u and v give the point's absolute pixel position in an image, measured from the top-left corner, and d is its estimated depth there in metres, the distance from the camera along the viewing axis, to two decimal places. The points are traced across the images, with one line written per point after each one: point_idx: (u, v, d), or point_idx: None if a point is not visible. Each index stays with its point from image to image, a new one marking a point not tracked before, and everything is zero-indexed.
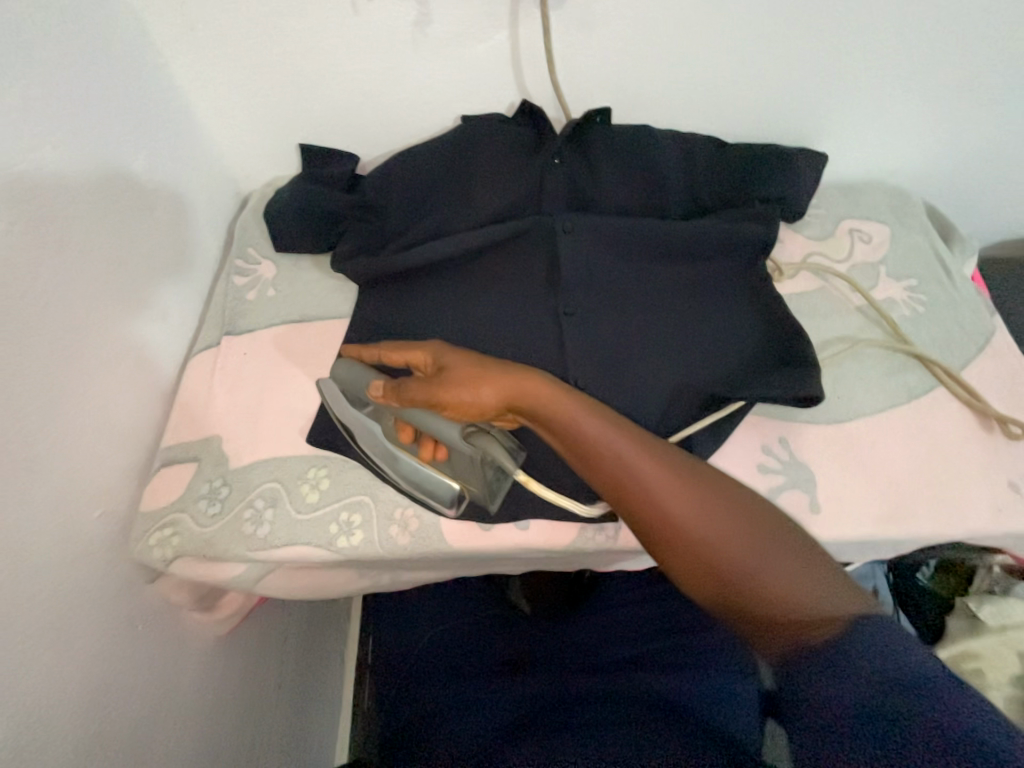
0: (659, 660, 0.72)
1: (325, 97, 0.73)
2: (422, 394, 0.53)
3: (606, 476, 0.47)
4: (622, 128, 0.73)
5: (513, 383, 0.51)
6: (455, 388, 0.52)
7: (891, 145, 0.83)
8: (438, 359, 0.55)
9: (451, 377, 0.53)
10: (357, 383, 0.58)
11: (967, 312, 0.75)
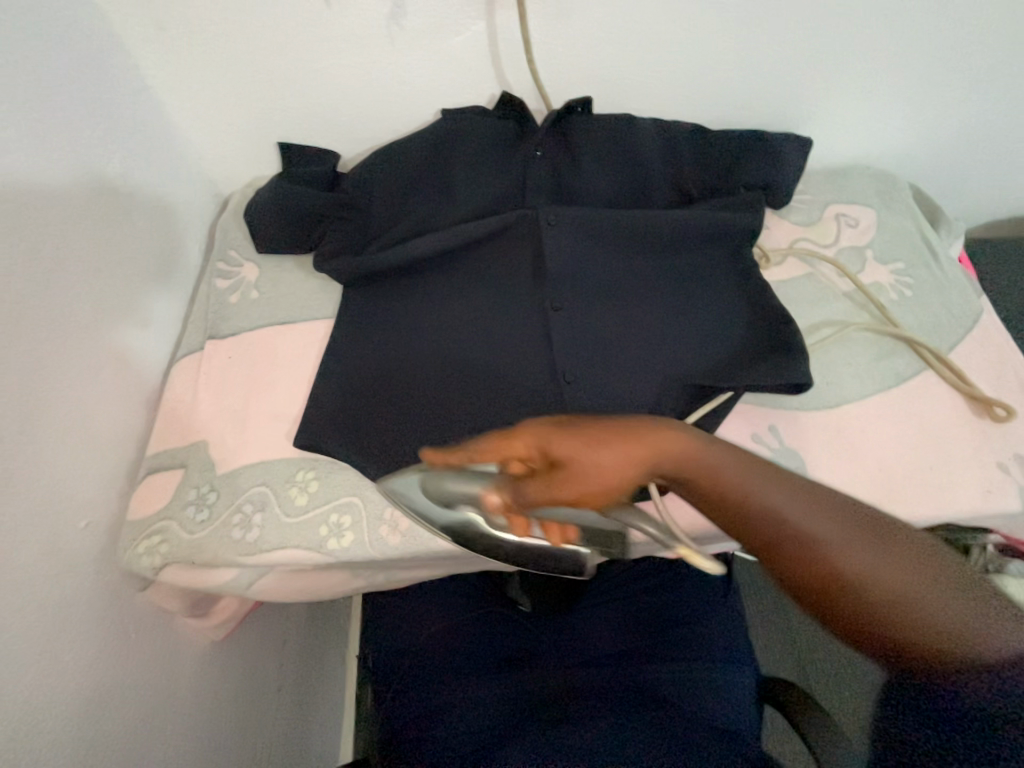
0: (656, 648, 0.73)
1: (301, 95, 0.72)
2: (543, 495, 0.43)
3: (728, 506, 0.44)
4: (604, 119, 0.72)
5: (648, 444, 0.44)
6: (587, 478, 0.43)
7: (875, 129, 0.82)
8: (551, 449, 0.44)
9: (581, 468, 0.43)
10: (453, 487, 0.46)
11: (954, 295, 0.75)
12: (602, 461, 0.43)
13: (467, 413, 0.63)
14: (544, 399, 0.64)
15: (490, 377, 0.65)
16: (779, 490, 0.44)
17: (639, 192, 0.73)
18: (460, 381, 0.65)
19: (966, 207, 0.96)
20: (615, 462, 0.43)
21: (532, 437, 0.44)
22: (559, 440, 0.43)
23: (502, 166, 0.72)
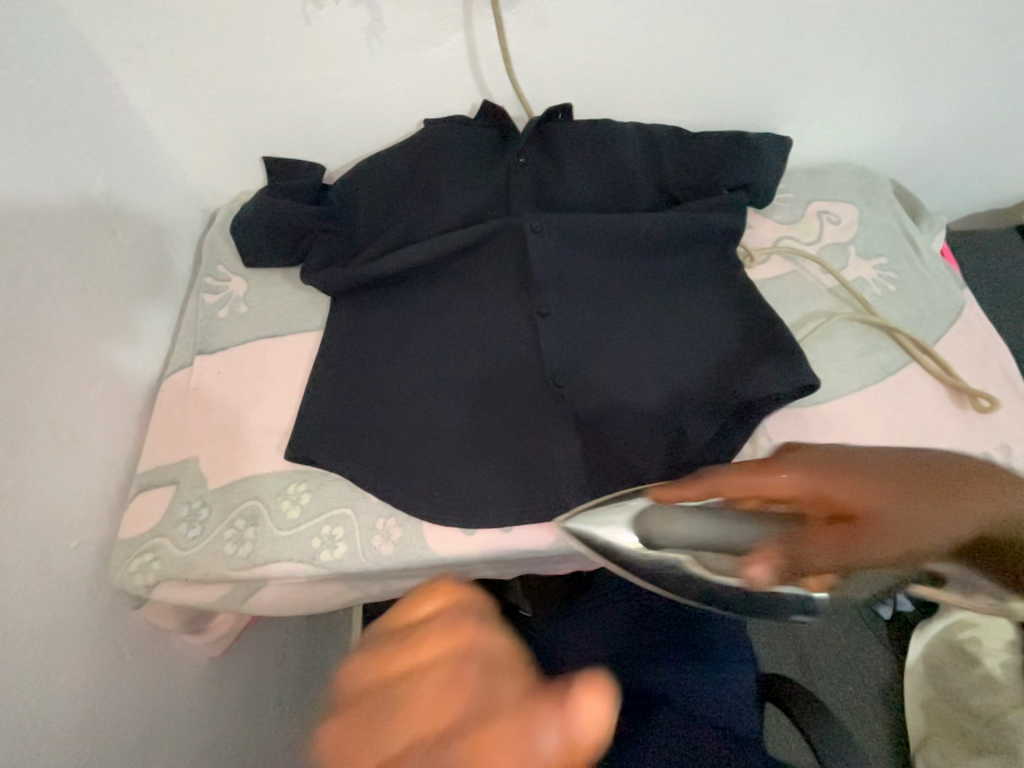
0: (658, 645, 0.72)
1: (284, 109, 0.72)
2: (831, 554, 0.38)
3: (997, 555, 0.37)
4: (586, 124, 0.73)
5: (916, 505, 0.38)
6: (887, 501, 0.38)
7: (854, 127, 0.84)
8: (835, 495, 0.39)
9: (883, 529, 0.37)
10: (675, 539, 0.40)
11: (936, 288, 0.75)
12: (900, 501, 0.38)
13: (457, 421, 0.63)
14: (534, 404, 0.64)
15: (479, 383, 0.65)
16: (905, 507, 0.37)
17: (623, 196, 0.74)
18: (450, 388, 0.65)
19: (946, 200, 0.97)
20: (894, 502, 0.38)
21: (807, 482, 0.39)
22: (838, 485, 0.39)
23: (486, 173, 0.73)
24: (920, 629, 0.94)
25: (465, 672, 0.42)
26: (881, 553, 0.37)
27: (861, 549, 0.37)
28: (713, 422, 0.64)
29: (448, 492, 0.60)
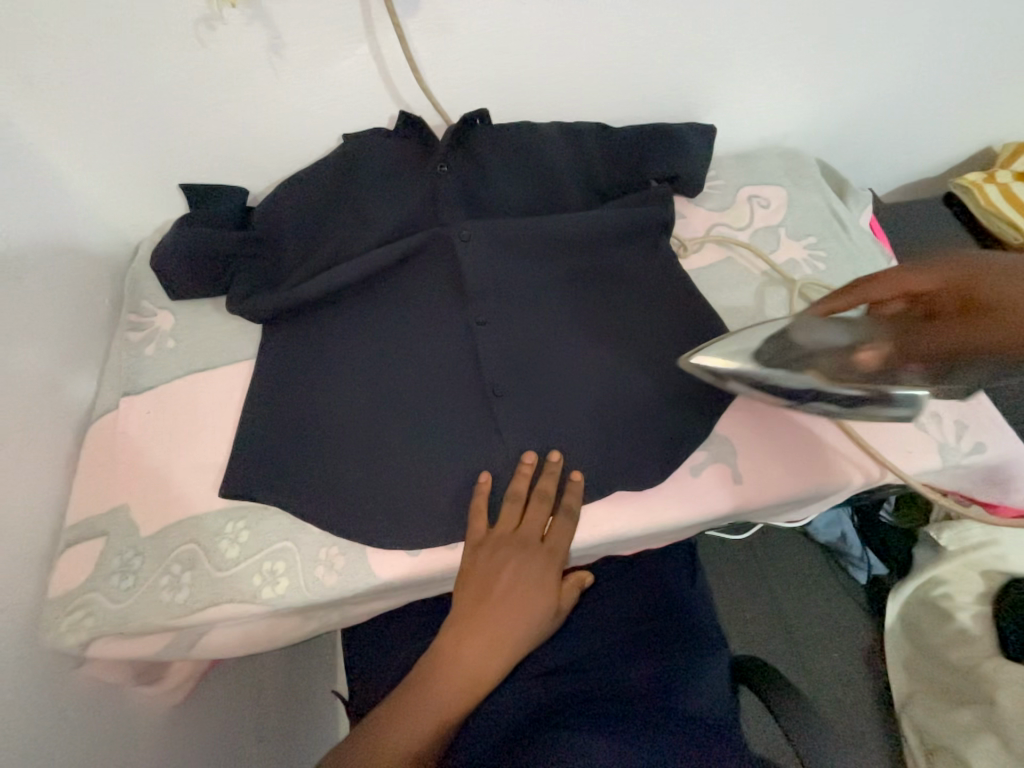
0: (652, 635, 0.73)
1: (195, 135, 0.70)
2: (937, 334, 0.47)
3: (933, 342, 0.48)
4: (506, 126, 0.72)
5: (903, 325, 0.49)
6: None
7: (773, 111, 0.85)
8: (975, 285, 0.47)
9: (1003, 306, 0.45)
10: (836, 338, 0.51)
11: (865, 263, 0.77)
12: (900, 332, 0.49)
13: (398, 440, 0.62)
14: (474, 416, 0.63)
15: (419, 400, 0.64)
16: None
17: (551, 197, 0.73)
18: (388, 408, 0.63)
19: (876, 172, 0.99)
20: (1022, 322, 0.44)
21: (951, 273, 0.48)
22: (988, 279, 0.46)
23: (411, 183, 0.71)
24: (895, 595, 0.95)
25: (541, 505, 0.59)
26: (1005, 327, 0.45)
27: (976, 327, 0.46)
28: (654, 417, 0.64)
29: (392, 515, 0.59)
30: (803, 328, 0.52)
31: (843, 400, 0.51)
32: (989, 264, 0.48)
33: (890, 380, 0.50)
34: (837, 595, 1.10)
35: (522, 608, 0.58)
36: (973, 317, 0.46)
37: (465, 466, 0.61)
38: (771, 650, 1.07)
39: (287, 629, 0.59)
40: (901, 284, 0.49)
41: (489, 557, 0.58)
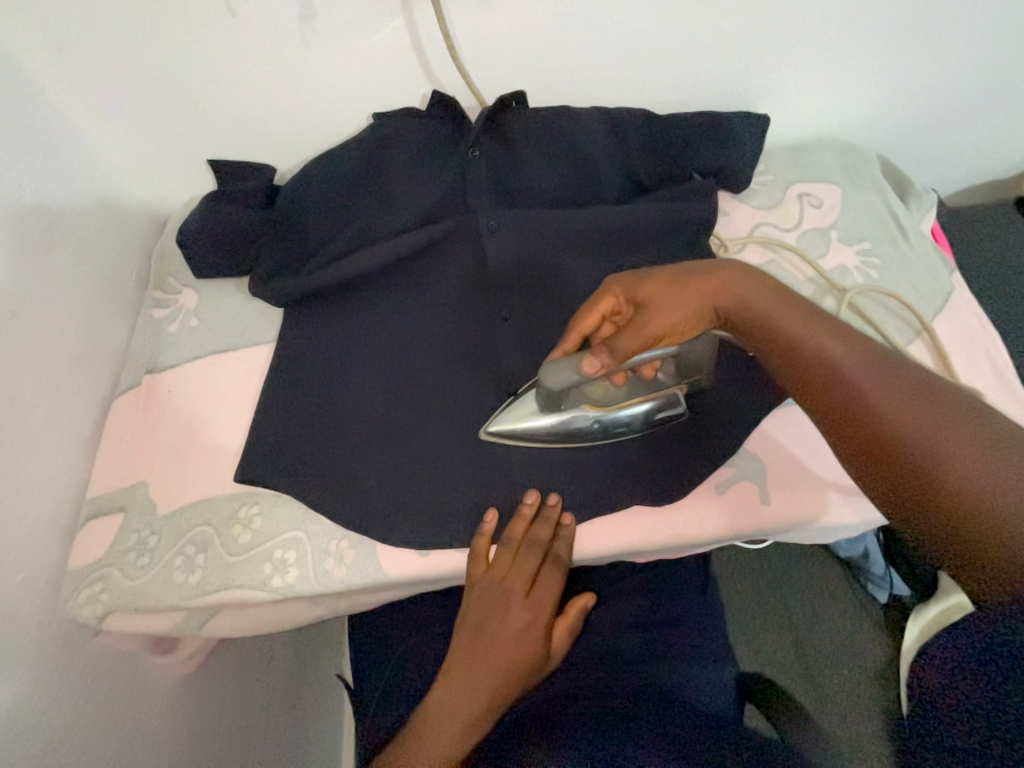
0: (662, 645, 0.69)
1: (223, 109, 0.69)
2: (635, 337, 0.51)
3: (816, 381, 0.44)
4: (542, 110, 0.68)
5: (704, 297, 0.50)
6: (661, 316, 0.51)
7: (834, 100, 0.78)
8: (634, 294, 0.52)
9: (657, 310, 0.51)
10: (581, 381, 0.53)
11: (923, 273, 0.71)
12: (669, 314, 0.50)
13: (412, 436, 0.60)
14: (491, 416, 0.61)
15: (437, 396, 0.62)
16: (806, 322, 0.47)
17: (586, 188, 0.69)
18: (405, 402, 0.62)
19: (943, 172, 0.91)
20: (685, 316, 0.50)
21: (617, 289, 0.53)
22: (642, 286, 0.52)
23: (440, 168, 0.68)
24: (918, 615, 0.93)
25: (529, 555, 0.57)
26: (668, 319, 0.50)
27: (652, 329, 0.51)
28: (679, 429, 0.61)
29: (404, 512, 0.58)
30: (552, 373, 0.52)
31: (597, 427, 0.59)
32: (665, 268, 0.53)
33: (625, 400, 0.59)
34: (856, 617, 1.06)
35: (506, 662, 0.54)
36: (656, 317, 0.50)
37: (480, 467, 0.59)
38: (782, 667, 1.04)
39: (295, 616, 0.59)
40: (597, 304, 0.54)
41: (480, 600, 0.57)
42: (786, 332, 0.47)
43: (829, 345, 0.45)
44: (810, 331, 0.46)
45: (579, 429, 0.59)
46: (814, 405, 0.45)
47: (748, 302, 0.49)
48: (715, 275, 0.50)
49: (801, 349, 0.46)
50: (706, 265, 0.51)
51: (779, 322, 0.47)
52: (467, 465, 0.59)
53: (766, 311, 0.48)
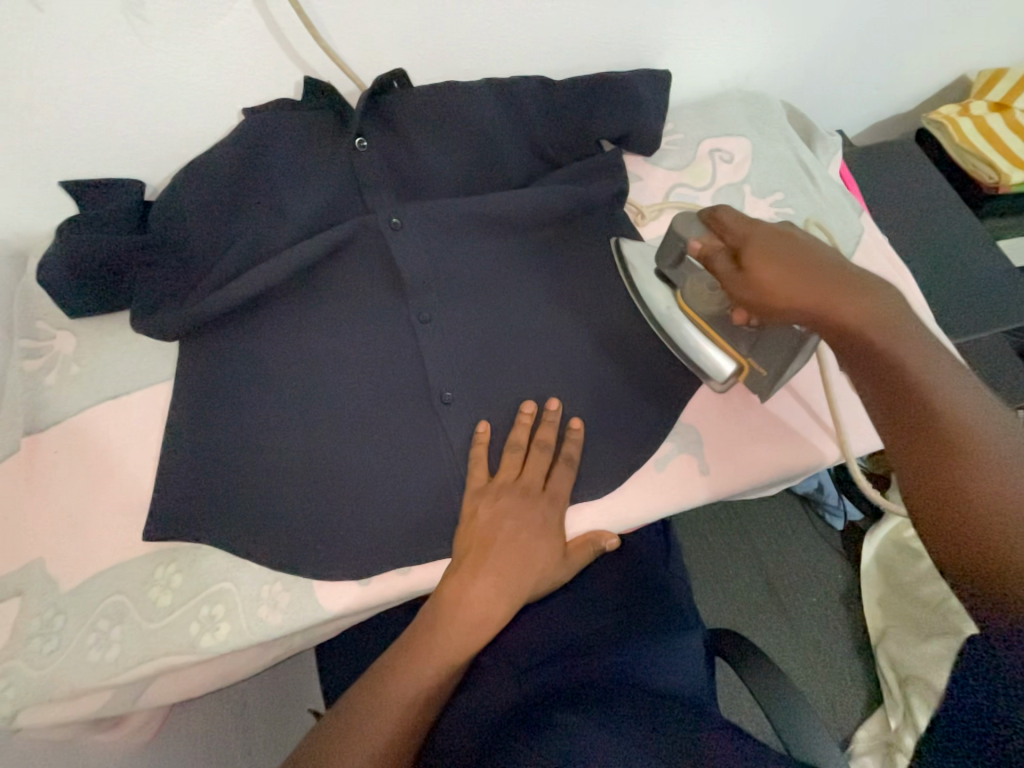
0: (633, 627, 0.67)
1: (62, 122, 0.60)
2: (732, 276, 0.48)
3: (924, 417, 0.40)
4: (429, 88, 0.63)
5: (832, 301, 0.44)
6: (774, 288, 0.45)
7: (734, 50, 0.76)
8: (752, 246, 0.47)
9: (770, 278, 0.45)
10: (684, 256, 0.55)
11: (835, 217, 0.72)
12: (784, 287, 0.45)
13: (336, 462, 0.56)
14: (421, 427, 0.57)
15: (358, 414, 0.58)
16: (955, 386, 0.41)
17: (490, 169, 0.65)
18: (326, 426, 0.57)
19: (847, 111, 0.92)
20: (788, 293, 0.45)
21: (758, 232, 0.47)
22: (761, 242, 0.47)
23: (327, 163, 0.62)
24: (870, 535, 1.01)
25: (564, 475, 0.56)
26: (775, 294, 0.46)
27: (750, 290, 0.47)
28: (617, 410, 0.60)
29: (338, 544, 0.54)
30: (686, 220, 0.52)
31: (661, 313, 0.60)
32: (815, 258, 0.46)
33: (694, 316, 0.58)
34: (815, 551, 1.11)
35: (530, 560, 0.53)
36: (753, 280, 0.46)
37: (412, 482, 0.56)
38: (753, 612, 1.08)
39: (238, 672, 0.55)
40: (741, 223, 0.48)
41: (491, 505, 0.54)
42: (909, 368, 0.42)
43: (956, 396, 0.40)
44: (953, 383, 0.41)
45: (653, 309, 0.60)
46: (904, 443, 0.41)
47: (885, 329, 0.43)
48: (844, 284, 0.45)
49: (925, 390, 0.41)
50: (840, 270, 0.45)
51: (903, 356, 0.42)
52: (399, 483, 0.56)
53: (903, 344, 0.42)
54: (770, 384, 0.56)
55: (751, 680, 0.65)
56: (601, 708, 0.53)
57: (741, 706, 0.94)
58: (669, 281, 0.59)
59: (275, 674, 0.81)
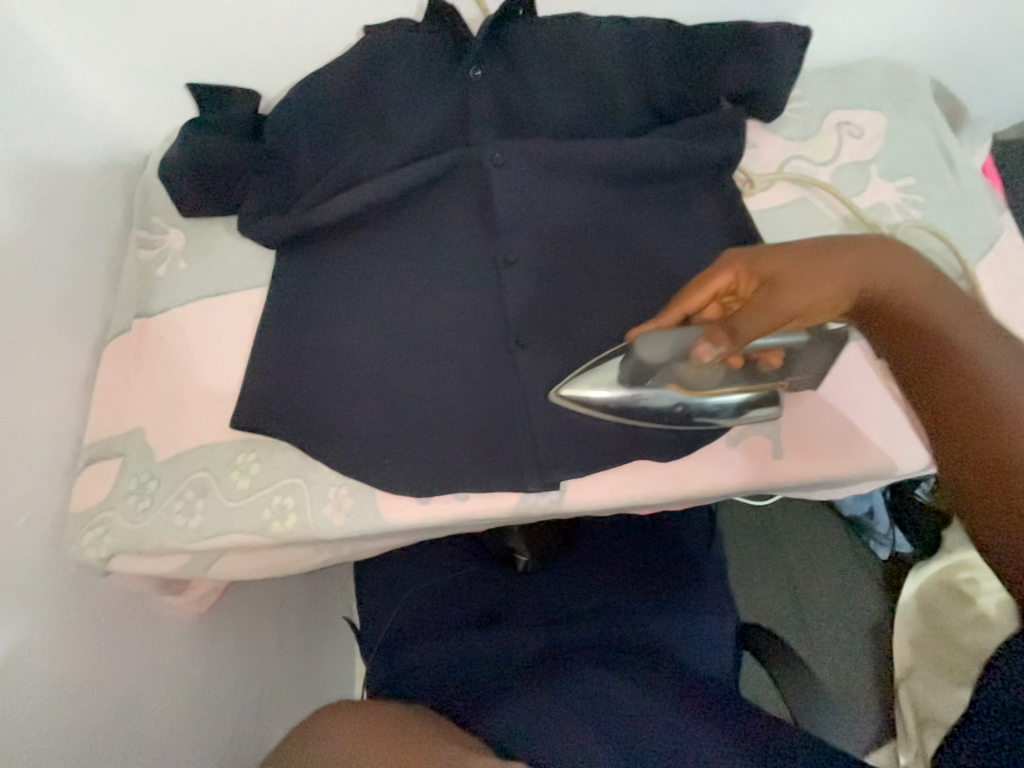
0: (657, 598, 0.67)
1: (200, 24, 0.63)
2: (765, 320, 0.43)
3: (943, 369, 0.42)
4: (550, 21, 0.61)
5: (847, 274, 0.42)
6: (795, 292, 0.42)
7: (884, 11, 0.69)
8: (765, 266, 0.43)
9: (787, 284, 0.42)
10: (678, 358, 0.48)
11: (971, 211, 0.65)
12: (799, 280, 0.42)
13: (410, 386, 0.57)
14: (494, 366, 0.58)
15: (435, 344, 0.59)
16: (967, 324, 0.42)
17: (602, 113, 0.62)
18: (405, 351, 0.59)
19: (1001, 101, 0.81)
20: (826, 297, 0.43)
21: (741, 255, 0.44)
22: (773, 258, 0.43)
23: (438, 90, 0.61)
24: (919, 571, 0.94)
25: None
26: (794, 296, 0.42)
27: (771, 309, 0.43)
28: None
29: (404, 462, 0.56)
30: (649, 344, 0.47)
31: (681, 409, 0.54)
32: (806, 239, 0.44)
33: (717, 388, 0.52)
34: (860, 573, 1.06)
35: None
36: (795, 297, 0.42)
37: (480, 416, 0.57)
38: (781, 619, 1.05)
39: (298, 562, 0.59)
40: (718, 265, 0.45)
41: None
42: (951, 338, 0.42)
43: (971, 340, 0.42)
44: (964, 325, 0.42)
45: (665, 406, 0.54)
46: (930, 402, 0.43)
47: (901, 286, 0.42)
48: (848, 258, 0.43)
49: (944, 341, 0.42)
50: (842, 240, 0.44)
51: (943, 327, 0.42)
52: (468, 415, 0.57)
53: (915, 297, 0.42)
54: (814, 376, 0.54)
55: (780, 678, 0.64)
56: (619, 675, 0.53)
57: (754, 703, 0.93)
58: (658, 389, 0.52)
59: (315, 582, 0.86)
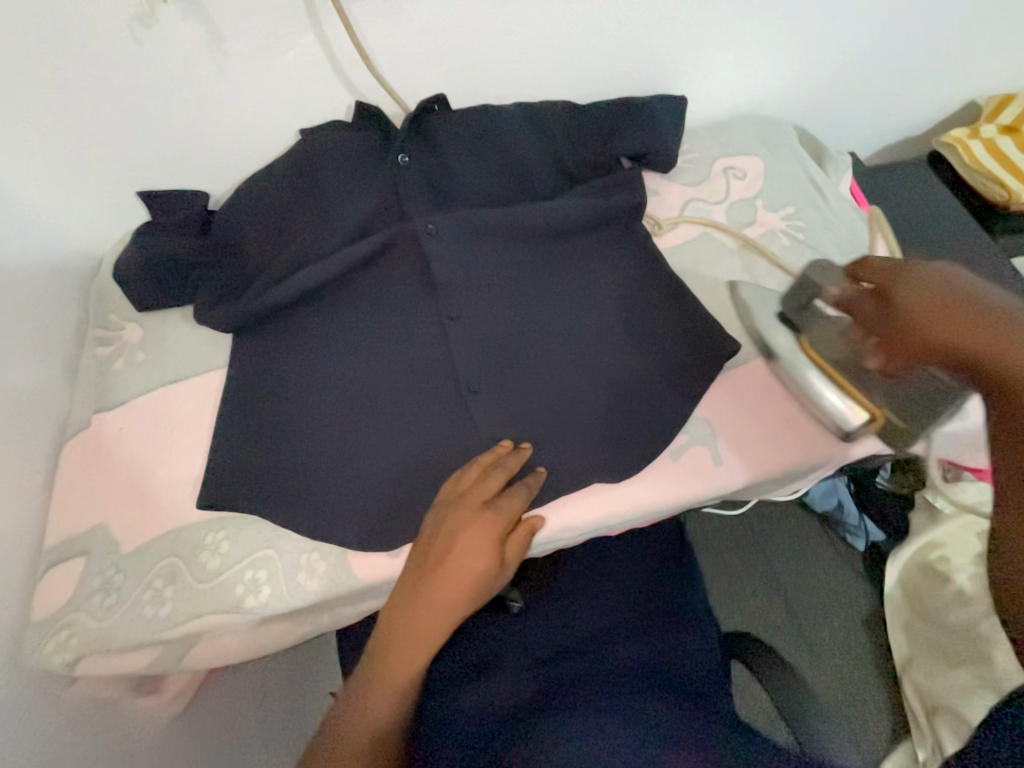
0: (640, 621, 0.70)
1: (147, 142, 0.69)
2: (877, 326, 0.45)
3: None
4: (463, 111, 0.70)
5: (961, 325, 0.39)
6: (908, 320, 0.42)
7: (744, 78, 0.82)
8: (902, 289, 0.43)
9: (902, 312, 0.42)
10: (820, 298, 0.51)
11: (843, 230, 0.76)
12: (913, 310, 0.42)
13: (371, 444, 0.60)
14: (448, 416, 0.62)
15: (391, 402, 0.62)
16: None
17: (518, 182, 0.71)
18: (363, 413, 0.62)
19: (858, 135, 0.96)
20: (930, 339, 0.41)
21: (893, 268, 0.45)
22: (910, 288, 0.42)
23: (371, 177, 0.69)
24: (894, 558, 0.96)
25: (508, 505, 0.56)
26: (903, 323, 0.42)
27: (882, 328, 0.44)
28: (635, 404, 0.63)
29: (371, 519, 0.58)
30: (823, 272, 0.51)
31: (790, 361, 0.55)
32: (958, 284, 0.41)
33: (832, 361, 0.52)
34: (834, 566, 1.10)
35: (461, 568, 0.53)
36: (898, 331, 0.43)
37: (442, 464, 0.60)
38: (770, 625, 1.07)
39: (275, 637, 0.59)
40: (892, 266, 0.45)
41: (441, 517, 0.55)
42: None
43: None
44: None
45: (776, 355, 0.56)
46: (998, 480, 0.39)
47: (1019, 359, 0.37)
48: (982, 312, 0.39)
49: None
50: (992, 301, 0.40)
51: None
52: (430, 464, 0.60)
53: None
54: (909, 435, 0.52)
55: (771, 689, 0.65)
56: (603, 701, 0.56)
57: (760, 714, 0.93)
58: (792, 325, 0.55)
59: (298, 660, 0.84)
